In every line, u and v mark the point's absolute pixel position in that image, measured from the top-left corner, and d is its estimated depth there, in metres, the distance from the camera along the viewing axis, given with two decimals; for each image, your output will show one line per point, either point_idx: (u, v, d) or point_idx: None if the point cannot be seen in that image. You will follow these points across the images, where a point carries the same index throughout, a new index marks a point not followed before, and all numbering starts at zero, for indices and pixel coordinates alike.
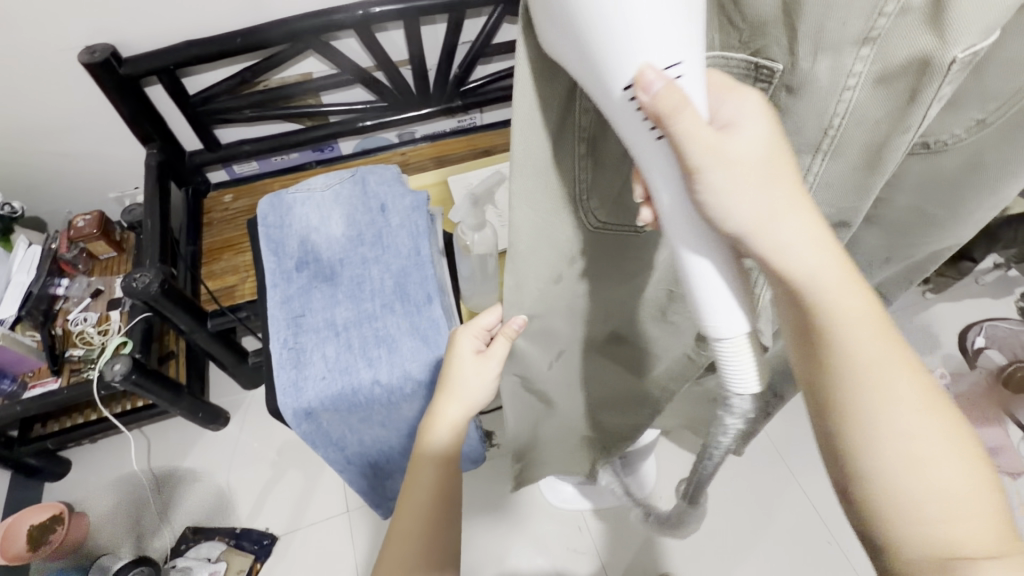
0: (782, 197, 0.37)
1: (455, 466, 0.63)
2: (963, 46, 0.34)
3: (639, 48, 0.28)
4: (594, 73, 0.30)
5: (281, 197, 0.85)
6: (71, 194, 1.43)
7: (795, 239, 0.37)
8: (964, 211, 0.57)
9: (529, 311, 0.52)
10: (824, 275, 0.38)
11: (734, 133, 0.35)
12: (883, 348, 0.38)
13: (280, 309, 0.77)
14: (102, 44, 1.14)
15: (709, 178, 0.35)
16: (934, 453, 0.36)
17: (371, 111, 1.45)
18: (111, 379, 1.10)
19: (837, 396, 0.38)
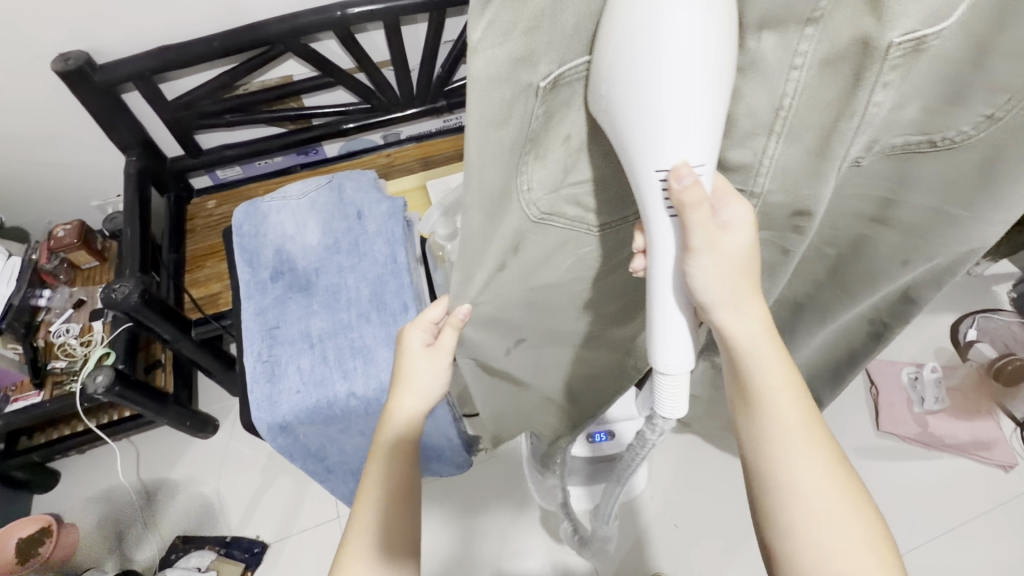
0: (747, 287, 0.49)
1: (415, 457, 0.60)
2: (900, 30, 0.37)
3: (680, 149, 0.38)
4: (641, 153, 0.39)
5: (256, 205, 0.83)
6: (52, 203, 1.41)
7: (750, 316, 0.50)
8: (986, 208, 0.55)
9: (472, 301, 0.55)
10: (763, 351, 0.51)
11: (730, 233, 0.47)
12: (801, 415, 0.50)
13: (254, 321, 0.76)
14: (76, 50, 1.12)
15: (699, 258, 0.45)
16: (835, 507, 0.47)
17: (355, 113, 1.43)
18: (93, 391, 1.08)
19: (767, 448, 0.50)
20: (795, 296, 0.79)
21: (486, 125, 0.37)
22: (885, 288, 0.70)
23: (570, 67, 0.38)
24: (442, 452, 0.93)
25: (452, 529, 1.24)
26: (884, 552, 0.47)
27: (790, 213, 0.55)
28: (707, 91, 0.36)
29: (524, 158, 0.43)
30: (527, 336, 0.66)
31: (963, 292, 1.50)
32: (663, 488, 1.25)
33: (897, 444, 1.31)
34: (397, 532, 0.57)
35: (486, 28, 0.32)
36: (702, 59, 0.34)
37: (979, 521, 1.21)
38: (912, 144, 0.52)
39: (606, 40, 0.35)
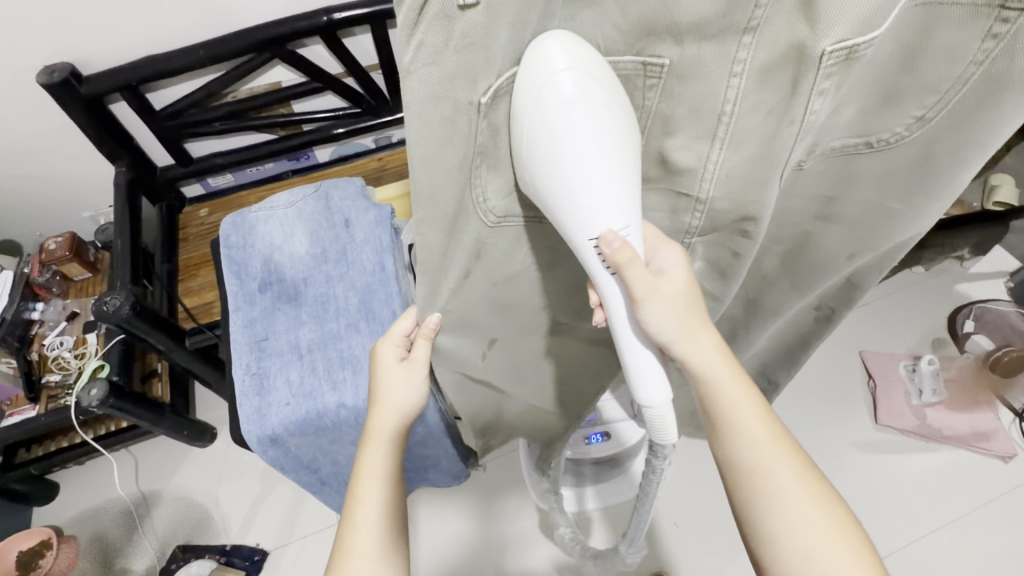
0: (695, 319, 0.51)
1: (399, 479, 0.60)
2: (833, 38, 0.38)
3: (604, 219, 0.41)
4: (573, 226, 0.42)
5: (244, 215, 0.83)
6: (44, 215, 1.41)
7: (703, 346, 0.51)
8: (921, 201, 0.59)
9: (443, 310, 0.56)
10: (718, 373, 0.52)
11: (665, 276, 0.49)
12: (767, 430, 0.51)
13: (243, 333, 0.76)
14: (60, 63, 1.11)
15: (646, 304, 0.47)
16: (813, 518, 0.48)
17: (344, 117, 1.42)
18: (88, 404, 1.08)
19: (742, 466, 0.50)
20: (748, 293, 0.74)
21: (438, 144, 0.39)
22: (825, 281, 0.70)
23: (508, 78, 0.39)
24: (438, 462, 0.93)
25: (453, 534, 1.22)
26: (870, 562, 0.47)
27: (737, 217, 0.53)
28: (614, 170, 0.40)
29: (477, 169, 0.43)
30: (499, 336, 0.65)
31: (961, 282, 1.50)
32: (665, 486, 1.25)
33: (896, 437, 1.30)
34: (391, 541, 0.57)
35: (415, 49, 0.33)
36: (598, 145, 0.38)
37: (980, 514, 1.20)
38: (850, 146, 0.54)
39: (523, 147, 0.40)
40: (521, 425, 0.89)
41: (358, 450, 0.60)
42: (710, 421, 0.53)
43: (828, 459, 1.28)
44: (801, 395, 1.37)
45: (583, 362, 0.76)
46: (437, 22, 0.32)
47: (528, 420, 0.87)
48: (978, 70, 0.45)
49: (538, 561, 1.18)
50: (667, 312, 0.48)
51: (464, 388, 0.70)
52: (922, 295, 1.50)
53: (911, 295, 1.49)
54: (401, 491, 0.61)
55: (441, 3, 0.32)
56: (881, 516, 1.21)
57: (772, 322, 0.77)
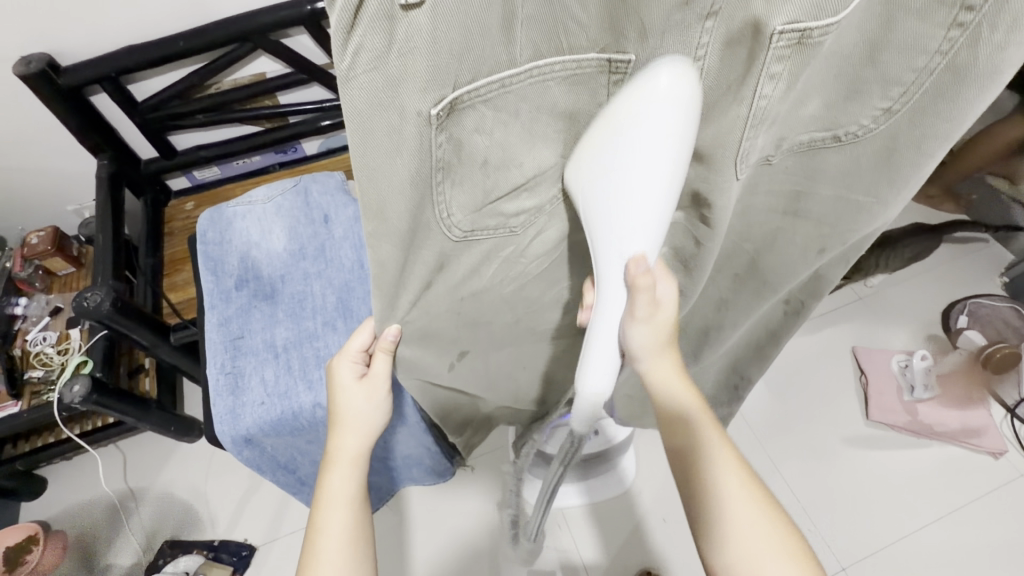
0: (668, 342, 0.56)
1: (364, 500, 0.61)
2: (784, 17, 0.35)
3: (639, 245, 0.43)
4: (608, 237, 0.43)
5: (221, 210, 0.81)
6: (28, 209, 1.39)
7: (665, 367, 0.57)
8: (887, 192, 0.57)
9: (402, 320, 0.54)
10: (674, 393, 0.58)
11: (661, 305, 0.52)
12: (716, 445, 0.56)
13: (217, 332, 0.74)
14: (37, 53, 1.09)
15: (638, 323, 0.51)
16: (748, 507, 0.52)
17: (330, 109, 1.39)
18: (70, 401, 1.07)
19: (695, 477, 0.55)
20: (719, 293, 0.73)
21: (386, 156, 0.36)
22: (794, 278, 0.69)
23: (467, 90, 0.36)
24: (422, 460, 0.93)
25: (443, 530, 1.22)
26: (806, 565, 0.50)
27: (691, 198, 0.50)
28: (665, 200, 0.40)
29: (439, 186, 0.41)
30: (469, 347, 0.63)
31: (952, 278, 1.48)
32: (657, 482, 1.24)
33: (887, 433, 1.29)
34: (351, 550, 0.57)
35: (353, 56, 0.30)
36: (666, 178, 0.39)
37: (970, 509, 1.20)
38: (817, 140, 0.52)
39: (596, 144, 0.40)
40: (500, 419, 0.89)
41: (320, 475, 0.60)
42: (670, 442, 0.59)
43: (819, 458, 1.27)
44: (792, 391, 1.36)
45: (558, 360, 0.75)
46: (377, 23, 0.29)
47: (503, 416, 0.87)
48: (943, 60, 0.44)
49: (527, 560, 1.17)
50: (650, 334, 0.53)
51: (434, 394, 0.69)
52: (915, 289, 1.48)
53: (904, 291, 1.48)
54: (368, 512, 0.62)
55: (380, 4, 0.29)
56: (871, 513, 1.21)
57: (744, 319, 0.76)
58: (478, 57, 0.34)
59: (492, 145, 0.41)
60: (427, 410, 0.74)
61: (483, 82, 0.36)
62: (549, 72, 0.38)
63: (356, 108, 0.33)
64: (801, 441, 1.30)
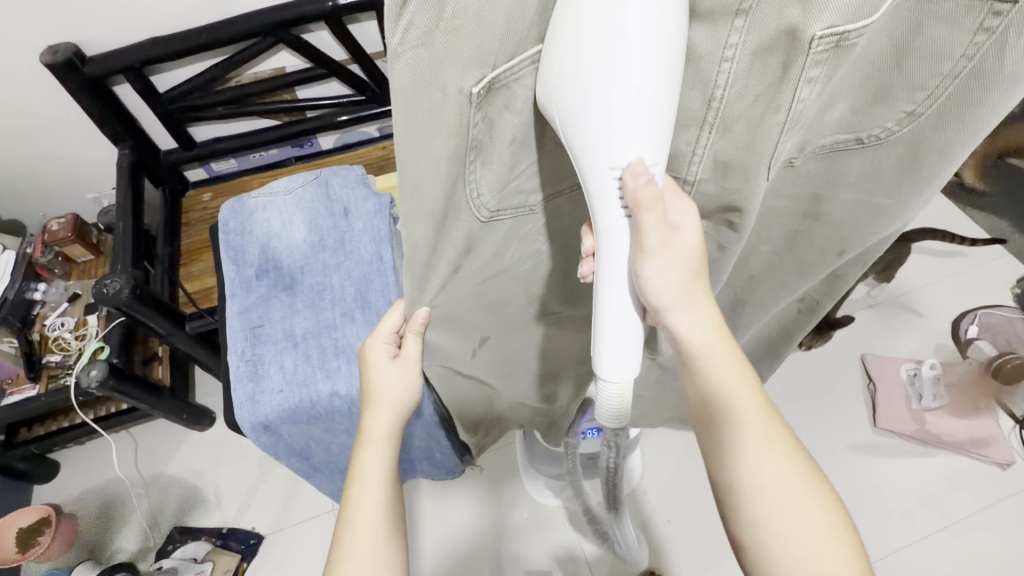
0: (697, 286, 0.49)
1: (397, 480, 0.62)
2: (822, 23, 0.36)
3: (635, 146, 0.38)
4: (599, 145, 0.38)
5: (243, 201, 0.83)
6: (49, 197, 1.41)
7: (698, 315, 0.50)
8: (910, 196, 0.58)
9: (431, 304, 0.55)
10: (715, 353, 0.51)
11: (679, 233, 0.46)
12: (760, 414, 0.51)
13: (238, 320, 0.76)
14: (64, 42, 1.11)
15: (653, 260, 0.45)
16: (781, 463, 0.50)
17: (348, 104, 1.41)
18: (87, 385, 1.08)
19: (733, 450, 0.50)
20: (735, 292, 0.73)
21: (425, 135, 0.38)
22: (813, 275, 0.70)
23: (505, 70, 0.37)
24: (433, 453, 0.94)
25: (450, 524, 1.23)
26: (849, 546, 0.48)
27: (720, 206, 0.51)
28: (653, 90, 0.35)
29: (470, 165, 0.42)
30: (490, 334, 0.65)
31: (963, 288, 1.48)
32: (662, 483, 1.24)
33: (895, 441, 1.30)
34: (385, 528, 0.58)
35: (404, 30, 0.32)
36: (652, 59, 0.34)
37: (975, 519, 1.20)
38: (840, 143, 0.53)
39: (560, 38, 0.36)
40: (512, 415, 0.90)
41: (353, 454, 0.61)
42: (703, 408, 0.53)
43: (825, 463, 1.28)
44: (800, 397, 1.37)
45: (573, 353, 0.76)
46: (428, 1, 0.31)
47: (515, 412, 0.88)
48: (969, 64, 0.44)
49: (532, 558, 1.18)
50: (673, 270, 0.46)
51: (453, 380, 0.71)
52: (924, 298, 1.48)
53: (914, 299, 1.48)
54: (398, 487, 0.63)
55: None
56: (875, 520, 1.21)
57: (760, 317, 0.77)
58: (517, 41, 0.36)
59: (522, 125, 0.42)
60: (442, 400, 0.75)
61: (520, 61, 0.38)
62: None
63: (404, 85, 0.34)
64: (807, 446, 1.30)
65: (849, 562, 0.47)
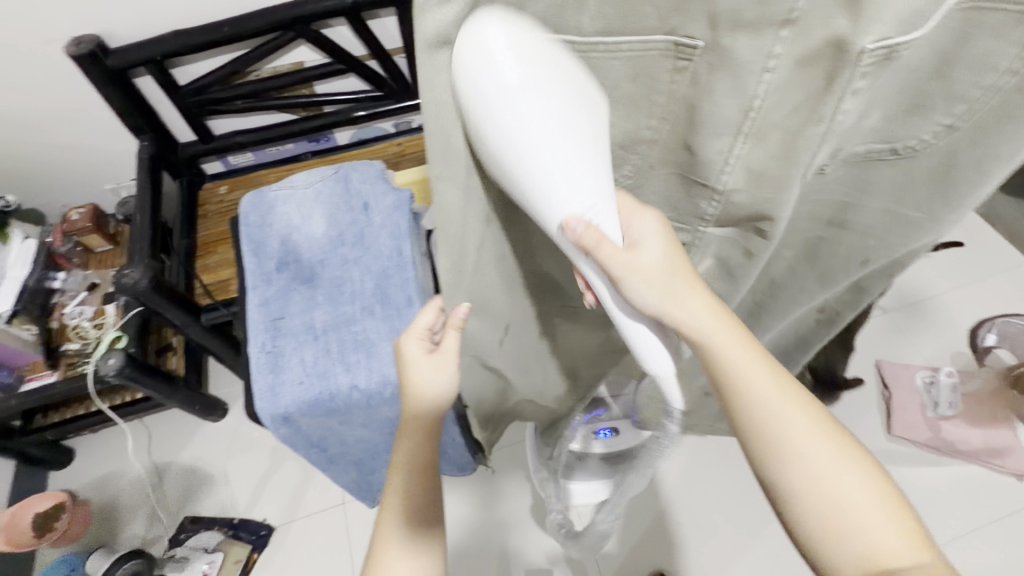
0: (680, 284, 0.48)
1: (433, 471, 0.64)
2: (873, 36, 0.35)
3: (564, 205, 0.39)
4: (537, 213, 0.40)
5: (263, 194, 0.83)
6: (69, 186, 1.43)
7: (693, 311, 0.48)
8: (943, 212, 0.56)
9: (470, 299, 0.55)
10: (719, 338, 0.48)
11: (641, 248, 0.46)
12: (776, 388, 0.48)
13: (258, 311, 0.77)
14: (88, 34, 1.12)
15: (626, 282, 0.45)
16: (810, 433, 0.47)
17: (365, 100, 1.41)
18: (105, 374, 1.09)
19: (759, 434, 0.47)
20: (754, 297, 0.75)
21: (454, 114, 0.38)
22: (836, 283, 0.69)
23: None
24: (446, 448, 0.94)
25: (462, 519, 1.23)
26: (899, 512, 0.45)
27: (750, 215, 0.51)
28: (569, 155, 0.36)
29: None
30: (513, 321, 0.64)
31: (983, 296, 1.47)
32: (673, 484, 1.24)
33: (908, 449, 1.28)
34: (420, 532, 0.63)
35: None
36: (556, 137, 0.35)
37: (991, 529, 1.18)
38: (874, 152, 0.52)
39: (472, 128, 0.37)
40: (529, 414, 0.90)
41: (394, 443, 0.64)
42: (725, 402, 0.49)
43: None
44: None
45: (590, 352, 0.76)
46: None
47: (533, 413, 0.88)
48: (1014, 79, 0.44)
49: (542, 554, 1.18)
50: (649, 287, 0.46)
51: (476, 380, 0.71)
52: (941, 305, 1.46)
53: (931, 306, 1.46)
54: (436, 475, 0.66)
55: None
56: None
57: (779, 323, 0.77)
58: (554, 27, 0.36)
59: None
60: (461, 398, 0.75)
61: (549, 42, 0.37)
62: (616, 51, 0.38)
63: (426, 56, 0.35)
64: None
65: (906, 531, 0.44)
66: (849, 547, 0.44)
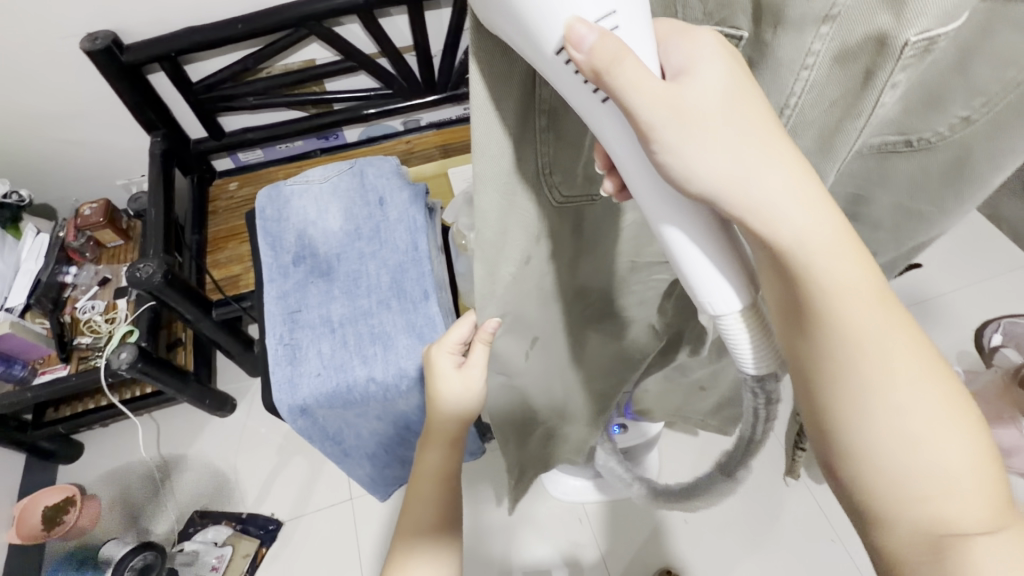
0: (753, 149, 0.33)
1: (455, 481, 0.67)
2: (917, 28, 0.33)
3: (563, 5, 0.28)
4: (526, 45, 0.30)
5: (279, 188, 0.84)
6: (80, 182, 1.43)
7: (774, 200, 0.33)
8: (952, 205, 0.57)
9: (501, 312, 0.52)
10: (809, 236, 0.33)
11: (689, 80, 0.33)
12: (873, 312, 0.35)
13: (276, 304, 0.78)
14: (104, 31, 1.13)
15: (664, 137, 0.32)
16: (911, 377, 0.34)
17: (375, 99, 1.42)
18: (117, 367, 1.10)
19: (837, 370, 0.35)
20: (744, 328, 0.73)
21: (495, 123, 0.36)
22: None
23: None
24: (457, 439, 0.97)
25: (469, 514, 1.24)
26: (988, 476, 0.35)
27: None
28: None
29: (542, 134, 0.40)
30: (542, 334, 0.59)
31: (986, 296, 1.47)
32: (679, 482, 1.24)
33: None
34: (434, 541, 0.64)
35: None
36: None
37: None
38: (889, 144, 0.52)
39: None
40: (556, 438, 0.83)
41: (419, 450, 0.65)
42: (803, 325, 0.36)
43: None
44: None
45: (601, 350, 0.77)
46: None
47: (559, 433, 0.83)
48: None
49: (547, 552, 1.19)
50: (703, 149, 0.32)
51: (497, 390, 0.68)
52: (945, 304, 1.47)
53: (936, 306, 1.46)
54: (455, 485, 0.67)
55: None
56: None
57: None
58: None
59: None
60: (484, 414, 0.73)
61: None
62: None
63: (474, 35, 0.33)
64: None
65: (990, 499, 0.35)
66: (897, 499, 0.35)
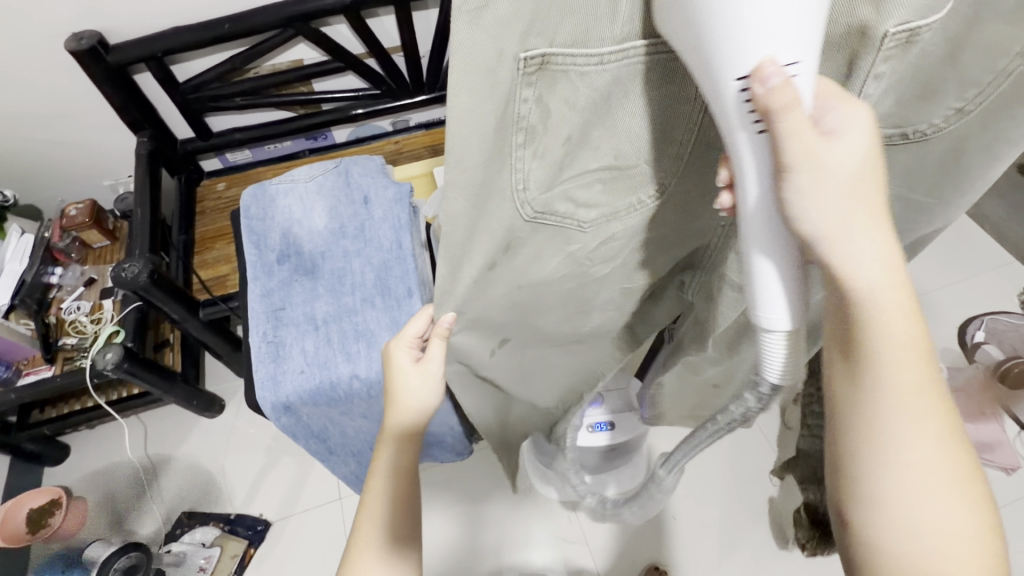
0: (863, 209, 0.36)
1: (414, 478, 0.66)
2: (896, 20, 0.36)
3: (762, 41, 0.29)
4: (707, 63, 0.31)
5: (264, 187, 0.84)
6: (66, 182, 1.43)
7: (859, 270, 0.37)
8: (950, 194, 0.62)
9: (457, 309, 0.54)
10: (878, 304, 0.38)
11: (837, 141, 0.34)
12: (916, 384, 0.39)
13: (260, 302, 0.78)
14: (90, 31, 1.13)
15: (796, 181, 0.35)
16: (935, 443, 0.40)
17: (364, 99, 1.43)
18: (103, 368, 1.09)
19: (880, 423, 0.40)
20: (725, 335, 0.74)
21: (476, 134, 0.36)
22: None
23: (562, 52, 0.35)
24: (445, 437, 0.98)
25: (459, 513, 1.26)
26: (984, 546, 0.40)
27: None
28: None
29: (519, 148, 0.40)
30: (510, 336, 0.63)
31: (969, 294, 1.49)
32: None
33: None
34: (395, 548, 0.64)
35: None
36: None
37: None
38: (887, 138, 0.50)
39: None
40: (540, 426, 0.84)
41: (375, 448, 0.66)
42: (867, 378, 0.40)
43: None
44: None
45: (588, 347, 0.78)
46: None
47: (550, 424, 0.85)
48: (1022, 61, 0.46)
49: (535, 551, 1.20)
50: (822, 202, 0.36)
51: (470, 383, 0.69)
52: (930, 301, 1.49)
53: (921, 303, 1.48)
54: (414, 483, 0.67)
55: None
56: None
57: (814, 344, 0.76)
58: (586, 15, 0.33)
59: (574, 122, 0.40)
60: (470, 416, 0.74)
61: (579, 53, 0.35)
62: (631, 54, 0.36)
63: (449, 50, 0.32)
64: None
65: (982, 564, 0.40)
66: (895, 540, 0.40)
